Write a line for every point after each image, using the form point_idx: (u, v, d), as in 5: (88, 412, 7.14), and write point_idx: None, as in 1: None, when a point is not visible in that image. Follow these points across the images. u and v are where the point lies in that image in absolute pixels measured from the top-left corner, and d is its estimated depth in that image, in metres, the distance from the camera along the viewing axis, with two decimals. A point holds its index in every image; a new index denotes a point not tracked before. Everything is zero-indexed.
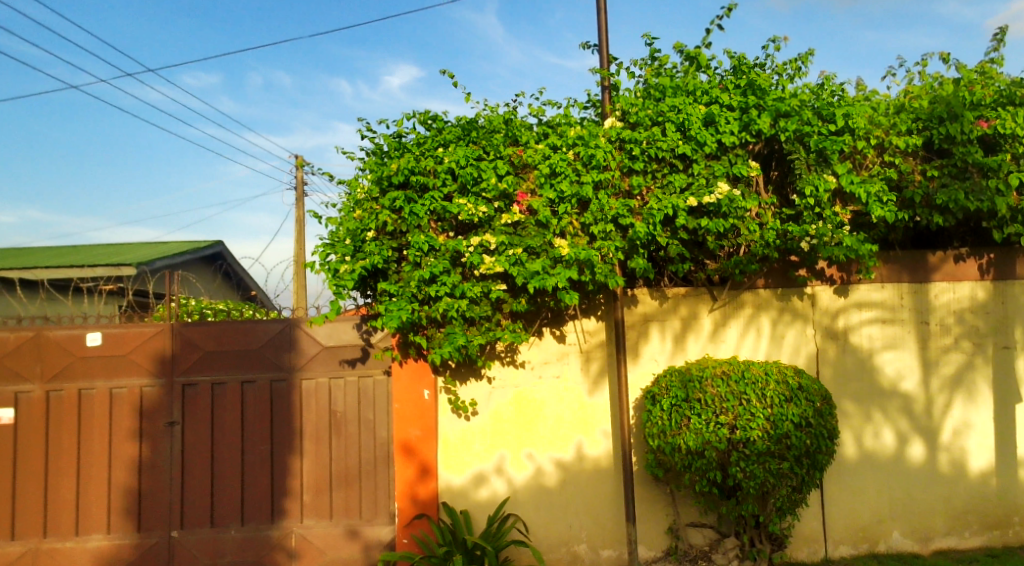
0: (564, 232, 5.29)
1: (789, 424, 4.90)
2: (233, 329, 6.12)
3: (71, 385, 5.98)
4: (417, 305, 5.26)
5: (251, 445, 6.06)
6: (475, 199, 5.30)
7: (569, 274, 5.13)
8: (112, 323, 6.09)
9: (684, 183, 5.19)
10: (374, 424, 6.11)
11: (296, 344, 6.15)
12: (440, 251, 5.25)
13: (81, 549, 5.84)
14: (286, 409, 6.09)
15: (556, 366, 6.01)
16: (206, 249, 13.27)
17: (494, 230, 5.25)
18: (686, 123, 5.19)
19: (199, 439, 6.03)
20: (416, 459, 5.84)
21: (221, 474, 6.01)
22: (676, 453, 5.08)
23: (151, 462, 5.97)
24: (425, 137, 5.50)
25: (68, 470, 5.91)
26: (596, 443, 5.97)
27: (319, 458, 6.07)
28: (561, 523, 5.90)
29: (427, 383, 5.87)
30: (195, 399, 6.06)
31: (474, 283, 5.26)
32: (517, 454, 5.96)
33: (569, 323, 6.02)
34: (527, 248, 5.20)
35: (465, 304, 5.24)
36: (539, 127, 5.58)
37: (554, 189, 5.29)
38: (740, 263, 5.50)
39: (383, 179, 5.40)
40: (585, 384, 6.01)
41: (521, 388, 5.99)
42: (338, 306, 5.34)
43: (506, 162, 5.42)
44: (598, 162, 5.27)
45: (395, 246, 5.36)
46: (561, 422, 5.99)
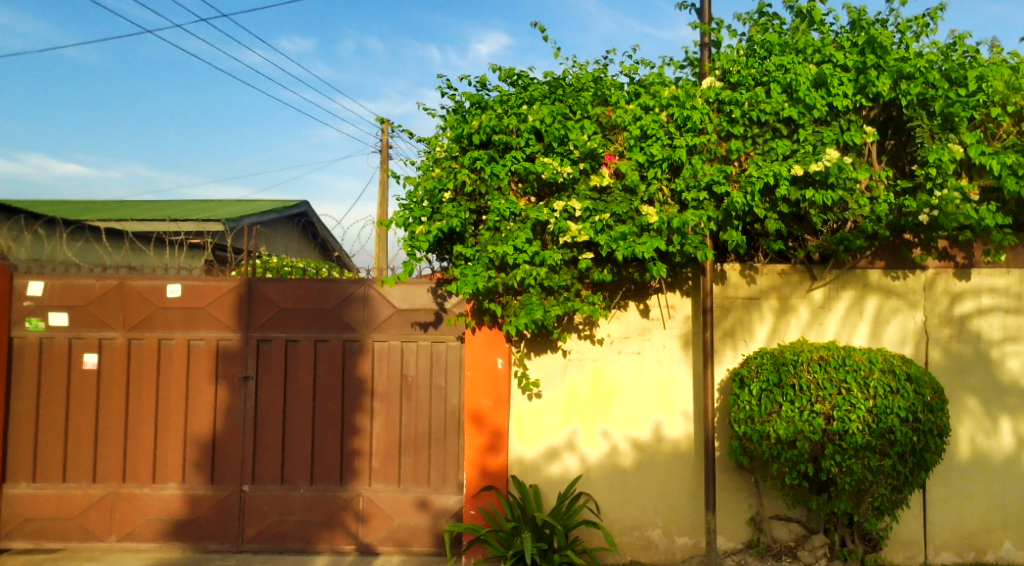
0: (651, 199, 4.94)
1: (895, 418, 4.44)
2: (309, 287, 6.07)
3: (152, 335, 6.05)
4: (493, 274, 5.02)
5: (323, 404, 6.01)
6: (560, 159, 4.98)
7: (656, 244, 4.78)
8: (191, 275, 6.12)
9: (788, 149, 4.72)
10: (445, 390, 5.97)
11: (370, 305, 6.04)
12: (521, 215, 5.00)
13: (157, 496, 5.94)
14: (358, 370, 6.01)
15: (636, 341, 5.69)
16: (293, 209, 13.43)
17: (578, 195, 4.93)
18: (794, 83, 4.71)
19: (272, 395, 6.03)
20: (486, 429, 5.66)
21: (292, 431, 6.00)
22: (764, 441, 4.71)
23: (225, 415, 6.01)
24: (509, 95, 5.22)
25: (147, 418, 6.00)
26: (676, 424, 5.65)
27: (390, 421, 5.98)
28: (635, 505, 5.63)
29: (501, 351, 5.66)
30: (269, 356, 6.05)
31: (555, 250, 4.98)
32: (592, 430, 5.70)
33: (652, 297, 5.69)
34: (613, 216, 4.87)
35: (544, 272, 4.96)
36: (629, 86, 5.20)
37: (643, 152, 4.93)
38: (845, 239, 5.05)
39: (464, 137, 5.17)
40: (667, 362, 5.68)
41: (598, 363, 5.71)
42: (412, 268, 5.17)
43: (593, 122, 5.08)
44: (695, 124, 4.86)
45: (473, 208, 5.13)
46: (639, 400, 5.68)
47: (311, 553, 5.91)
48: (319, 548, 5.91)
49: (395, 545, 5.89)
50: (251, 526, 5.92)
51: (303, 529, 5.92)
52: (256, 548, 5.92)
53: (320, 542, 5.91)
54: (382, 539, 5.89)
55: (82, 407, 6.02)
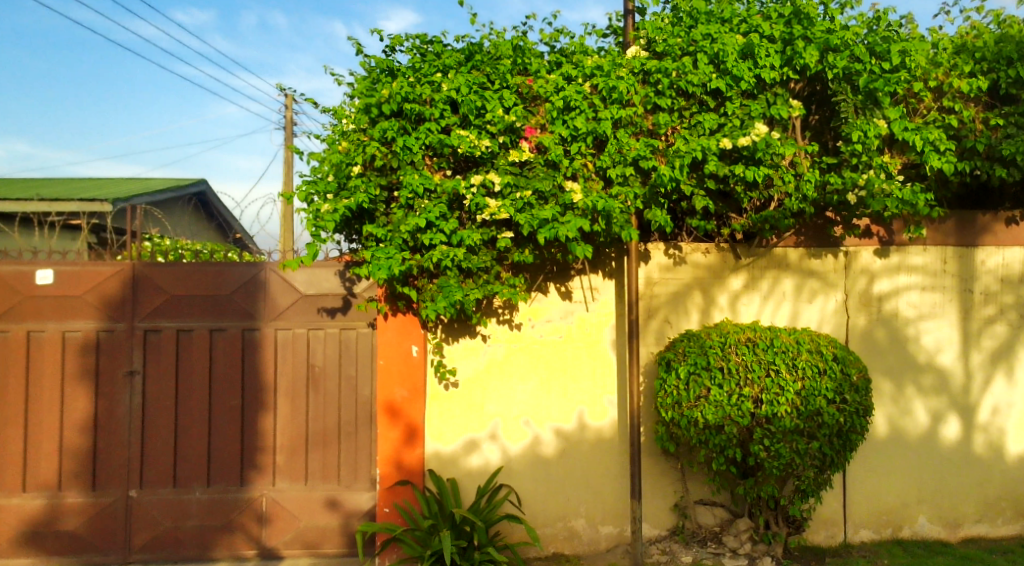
0: (575, 175, 4.68)
1: (822, 400, 4.37)
2: (202, 271, 5.52)
3: (19, 326, 5.38)
4: (408, 256, 4.65)
5: (220, 399, 5.50)
6: (478, 132, 4.65)
7: (580, 223, 4.49)
8: (65, 260, 5.46)
9: (715, 123, 4.55)
10: (356, 381, 5.56)
11: (272, 290, 5.56)
12: (437, 192, 4.63)
13: (29, 507, 5.30)
14: (259, 362, 5.53)
15: (559, 325, 5.44)
16: (188, 187, 12.54)
17: (498, 169, 4.62)
18: (722, 53, 4.50)
19: (162, 390, 5.47)
20: (401, 421, 5.29)
21: (186, 430, 5.47)
22: (692, 426, 4.55)
23: (108, 414, 5.41)
24: (422, 63, 4.82)
25: (15, 420, 5.34)
26: (600, 411, 5.44)
27: (295, 416, 5.52)
28: (558, 496, 5.40)
29: (416, 338, 5.30)
30: (158, 347, 5.49)
31: (474, 229, 4.65)
32: (513, 420, 5.43)
33: (575, 279, 5.44)
34: (536, 192, 4.58)
35: (462, 253, 4.62)
36: (550, 55, 4.89)
37: (566, 125, 4.65)
38: (770, 218, 4.92)
39: (372, 107, 4.73)
40: (590, 346, 5.45)
41: (519, 349, 5.44)
42: (316, 250, 4.73)
43: (513, 92, 4.76)
44: (620, 95, 4.61)
45: (384, 184, 4.73)
46: (562, 386, 5.45)
47: (208, 561, 5.41)
48: (218, 555, 5.42)
49: (303, 548, 5.46)
50: (140, 534, 5.37)
51: (199, 535, 5.41)
52: (146, 559, 5.38)
53: (218, 549, 5.42)
54: (288, 542, 5.45)
55: None
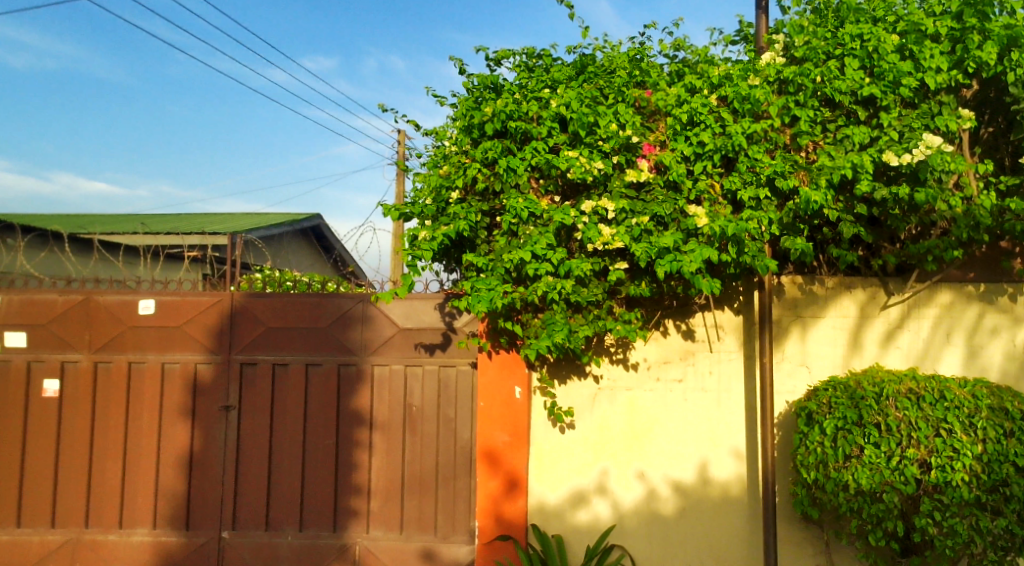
0: (698, 199, 4.14)
1: (1010, 466, 3.59)
2: (300, 303, 5.32)
3: (121, 357, 5.31)
4: (510, 288, 4.24)
5: (314, 437, 5.23)
6: (589, 151, 4.17)
7: (707, 252, 3.97)
8: (167, 290, 5.39)
9: (866, 137, 3.93)
10: (455, 423, 5.17)
11: (370, 324, 5.28)
12: (543, 220, 4.19)
13: (123, 544, 5.17)
14: (355, 399, 5.24)
15: (678, 367, 4.86)
16: (304, 221, 12.75)
17: (612, 192, 4.14)
18: (877, 52, 3.92)
19: (256, 427, 5.26)
20: (502, 469, 4.80)
21: (279, 470, 5.22)
22: (841, 493, 3.83)
23: (202, 451, 5.24)
24: (529, 78, 4.45)
25: (113, 453, 5.25)
26: (724, 466, 4.78)
27: (392, 458, 5.18)
28: (678, 561, 4.77)
29: (520, 378, 4.84)
30: (254, 382, 5.29)
31: (584, 258, 4.19)
32: (626, 472, 4.86)
33: (696, 315, 4.85)
34: (654, 218, 4.07)
35: (571, 286, 4.16)
36: (670, 67, 4.41)
37: (690, 141, 4.14)
38: (933, 248, 4.19)
39: (475, 127, 4.40)
40: (714, 392, 4.82)
41: (634, 392, 4.88)
42: (411, 283, 4.40)
43: (629, 107, 4.28)
44: (754, 106, 4.06)
45: (486, 210, 4.37)
46: (682, 436, 4.83)
47: None
48: None
49: None
50: None
51: None
52: None
53: None
54: None
55: (41, 440, 5.29)
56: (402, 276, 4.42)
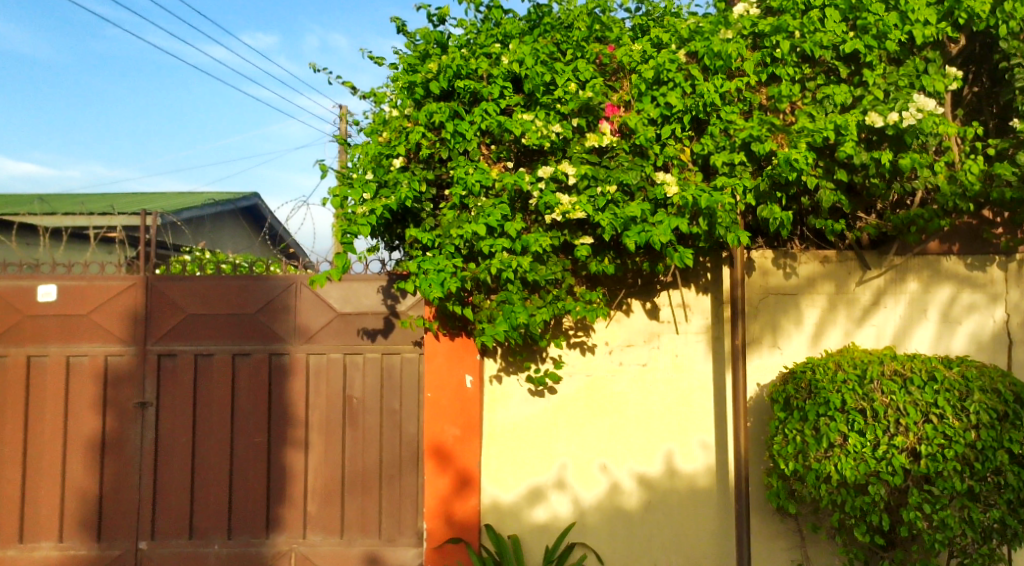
0: (666, 165, 3.76)
1: (1004, 453, 3.33)
2: (225, 285, 4.79)
3: (18, 350, 4.70)
4: (459, 265, 3.77)
5: (243, 435, 4.73)
6: (546, 112, 3.72)
7: (677, 224, 3.62)
8: (71, 273, 4.79)
9: (847, 97, 3.61)
10: (400, 415, 4.72)
11: (304, 309, 4.78)
12: (495, 190, 3.77)
13: (25, 560, 4.59)
14: (288, 391, 4.74)
15: (642, 350, 4.49)
16: (240, 200, 11.98)
17: (572, 158, 3.70)
18: (862, 1, 3.62)
19: (177, 425, 4.72)
20: (452, 466, 4.39)
21: (204, 472, 4.70)
22: (823, 484, 3.52)
23: (115, 453, 4.68)
24: (478, 31, 3.97)
25: (12, 459, 4.65)
26: (692, 455, 4.45)
27: (330, 455, 4.71)
28: (643, 559, 4.43)
29: (470, 365, 4.41)
30: (174, 375, 4.74)
31: (541, 232, 3.79)
32: (586, 465, 4.49)
33: (661, 294, 4.48)
34: (620, 185, 3.66)
35: (528, 263, 3.75)
36: (632, 21, 3.98)
37: (657, 101, 3.73)
38: (916, 218, 3.88)
39: (416, 86, 3.88)
40: (680, 376, 4.47)
41: (594, 378, 4.50)
42: (345, 263, 3.88)
43: (589, 63, 3.85)
44: (727, 62, 3.67)
45: (431, 179, 3.93)
46: (647, 425, 4.48)
47: None
48: None
49: None
50: None
51: None
52: None
53: None
54: None
55: None
56: (336, 257, 3.90)
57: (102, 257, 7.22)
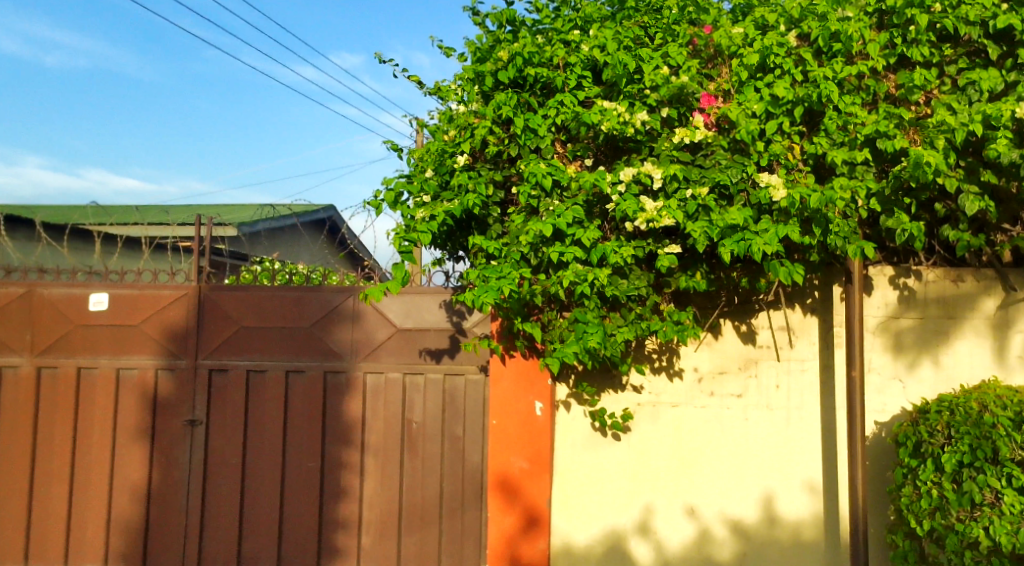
0: (771, 166, 3.22)
1: None
2: (280, 297, 4.49)
3: (68, 362, 4.51)
4: (526, 278, 3.33)
5: (295, 459, 4.39)
6: (630, 104, 3.24)
7: (788, 233, 3.03)
8: (123, 281, 4.59)
9: (999, 83, 3.01)
10: (463, 443, 4.29)
11: (362, 324, 4.42)
12: (570, 190, 3.36)
13: None
14: (343, 413, 4.38)
15: (736, 379, 3.93)
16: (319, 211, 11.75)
17: (660, 156, 3.19)
18: None
19: (227, 446, 4.43)
20: (519, 503, 3.93)
21: (253, 497, 4.39)
22: (969, 550, 2.95)
23: (163, 473, 4.43)
24: (555, 16, 3.54)
25: (59, 475, 4.46)
26: (794, 503, 3.85)
27: (387, 485, 4.31)
28: None
29: (541, 390, 3.94)
30: (225, 392, 4.46)
31: (622, 242, 3.31)
32: (671, 507, 3.94)
33: (760, 315, 3.92)
34: (716, 188, 3.14)
35: (607, 276, 3.28)
36: (732, 1, 3.46)
37: (762, 91, 3.20)
38: None
39: (485, 77, 3.49)
40: (781, 410, 3.89)
41: (680, 409, 3.97)
42: (401, 277, 3.51)
43: (682, 48, 3.34)
44: (847, 44, 3.11)
45: (500, 181, 3.52)
46: (743, 465, 3.90)
47: None
48: None
49: None
50: None
51: None
52: None
53: None
54: None
55: None
56: (394, 270, 3.51)
57: (155, 265, 7.11)
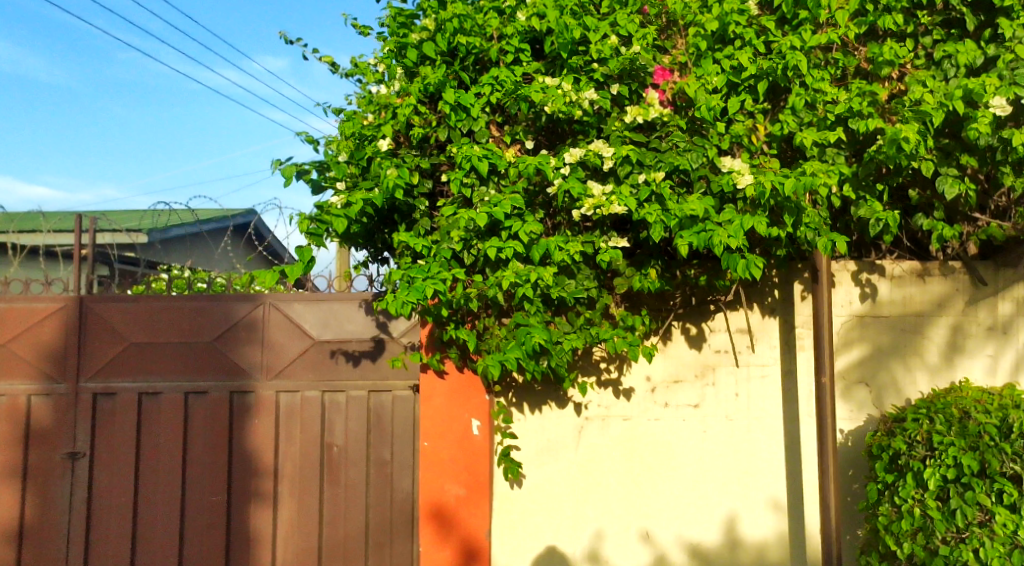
0: (731, 149, 2.88)
1: None
2: (177, 308, 3.92)
3: None
4: (459, 279, 2.88)
5: (196, 493, 3.82)
6: (575, 79, 2.84)
7: (755, 224, 2.67)
8: None
9: (978, 56, 2.72)
10: (391, 468, 3.81)
11: (273, 337, 3.89)
12: (507, 178, 2.95)
13: None
14: (252, 439, 3.84)
15: (692, 388, 3.57)
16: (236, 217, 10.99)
17: (609, 136, 2.81)
18: None
19: (116, 481, 3.83)
20: (455, 536, 3.47)
21: (148, 538, 3.81)
22: None
23: (39, 515, 3.80)
24: None
25: None
26: (757, 521, 3.52)
27: (304, 519, 3.79)
28: None
29: (477, 407, 3.50)
30: (112, 419, 3.86)
31: (568, 237, 2.91)
32: (624, 532, 3.55)
33: (716, 317, 3.58)
34: (673, 174, 2.77)
35: (552, 276, 2.86)
36: None
37: (720, 65, 2.86)
38: None
39: (409, 49, 3.04)
40: (741, 421, 3.55)
41: (632, 423, 3.58)
42: (309, 260, 3.01)
43: (632, 16, 2.96)
44: (815, 11, 2.80)
45: (426, 168, 3.08)
46: (701, 482, 3.55)
47: None
48: None
49: None
50: None
51: None
52: None
53: None
54: None
55: None
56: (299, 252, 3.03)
57: (26, 274, 6.25)
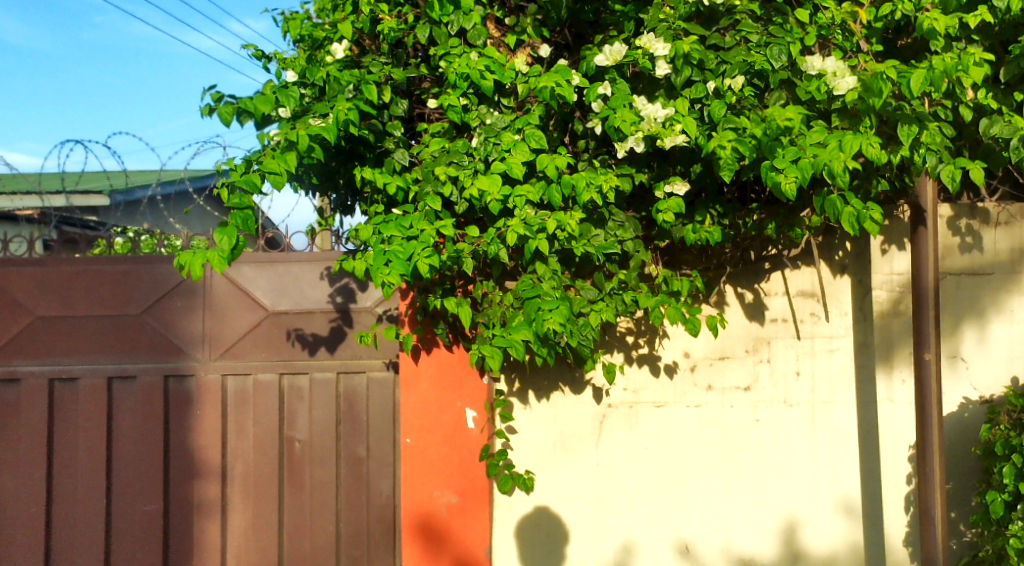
0: (816, 48, 2.14)
1: None
2: (97, 273, 3.14)
3: None
4: (447, 228, 2.11)
5: (124, 501, 3.08)
6: None
7: (864, 145, 1.90)
8: None
9: None
10: (365, 468, 3.08)
11: (218, 308, 3.13)
12: (515, 94, 2.19)
13: None
14: (193, 434, 3.09)
15: (741, 365, 2.85)
16: None
17: (657, 24, 2.02)
18: None
19: (23, 487, 3.07)
20: (447, 555, 2.75)
21: (66, 557, 3.07)
22: None
23: None
24: None
25: None
26: (823, 530, 2.81)
27: (259, 532, 3.06)
28: None
29: (472, 394, 2.76)
30: (16, 410, 3.09)
31: (596, 171, 2.15)
32: (659, 543, 2.85)
33: (773, 278, 2.84)
34: (744, 77, 1.99)
35: (574, 224, 2.10)
36: None
37: None
38: None
39: None
40: (804, 406, 2.83)
41: (667, 410, 2.86)
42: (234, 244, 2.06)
43: None
44: None
45: (403, 82, 2.32)
46: (754, 482, 2.83)
47: None
48: None
49: None
50: None
51: None
52: None
53: None
54: None
55: None
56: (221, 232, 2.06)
57: None
